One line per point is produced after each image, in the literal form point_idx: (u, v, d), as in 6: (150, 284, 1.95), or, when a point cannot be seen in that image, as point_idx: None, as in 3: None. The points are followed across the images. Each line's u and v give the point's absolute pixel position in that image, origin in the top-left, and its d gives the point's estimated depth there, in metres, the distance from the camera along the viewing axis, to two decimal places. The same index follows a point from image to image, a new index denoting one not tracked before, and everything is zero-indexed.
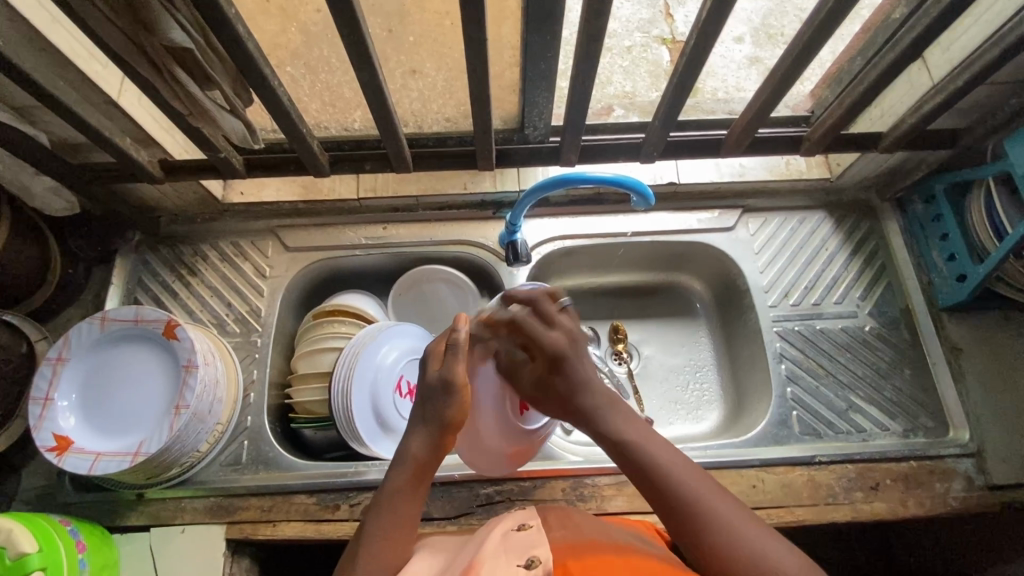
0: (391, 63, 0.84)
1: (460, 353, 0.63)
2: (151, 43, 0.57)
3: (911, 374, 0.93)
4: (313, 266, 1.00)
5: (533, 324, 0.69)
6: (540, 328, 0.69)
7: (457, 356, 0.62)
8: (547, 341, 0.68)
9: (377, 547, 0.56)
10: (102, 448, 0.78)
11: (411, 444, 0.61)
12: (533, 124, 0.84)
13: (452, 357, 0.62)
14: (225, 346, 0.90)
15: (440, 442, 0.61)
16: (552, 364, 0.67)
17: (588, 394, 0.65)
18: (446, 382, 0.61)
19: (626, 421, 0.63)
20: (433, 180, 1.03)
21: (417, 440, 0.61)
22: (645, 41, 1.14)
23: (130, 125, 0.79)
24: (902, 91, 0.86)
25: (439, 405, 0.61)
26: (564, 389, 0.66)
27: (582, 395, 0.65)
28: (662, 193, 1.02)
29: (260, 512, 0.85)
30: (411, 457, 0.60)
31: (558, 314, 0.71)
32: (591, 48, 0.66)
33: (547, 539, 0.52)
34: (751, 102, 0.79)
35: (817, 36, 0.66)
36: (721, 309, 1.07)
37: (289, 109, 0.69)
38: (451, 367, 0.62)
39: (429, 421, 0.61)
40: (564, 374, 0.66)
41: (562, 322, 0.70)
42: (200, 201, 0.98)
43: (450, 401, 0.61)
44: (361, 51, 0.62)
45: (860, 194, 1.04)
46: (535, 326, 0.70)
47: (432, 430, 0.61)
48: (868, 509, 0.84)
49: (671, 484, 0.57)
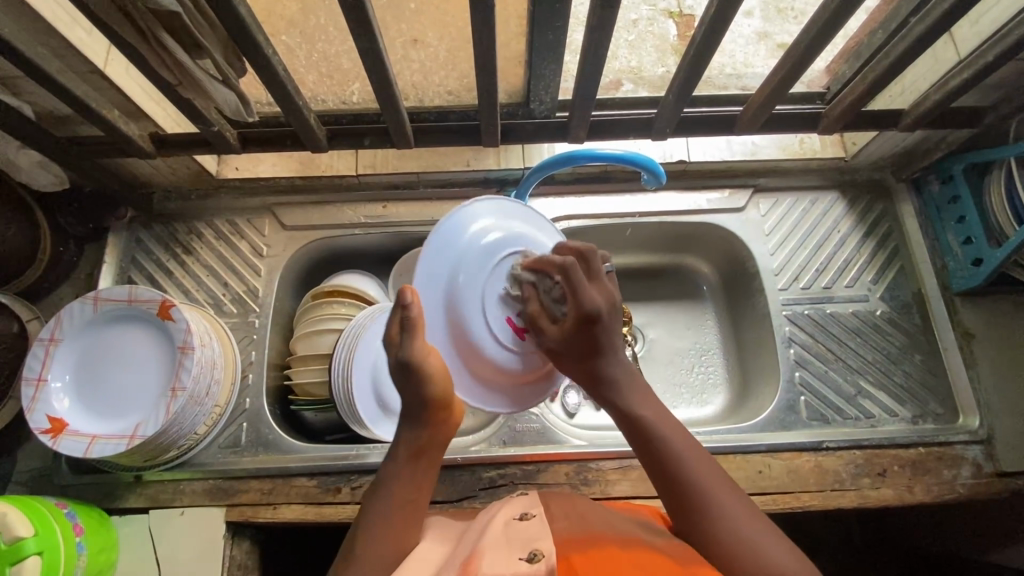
0: (391, 32, 0.79)
1: (415, 331, 0.58)
2: (136, 7, 0.53)
3: (922, 360, 0.92)
4: (311, 246, 0.98)
5: (580, 274, 0.61)
6: (587, 289, 0.61)
7: (412, 335, 0.58)
8: (587, 297, 0.60)
9: (381, 536, 0.54)
10: (97, 430, 0.76)
11: (403, 430, 0.59)
12: (539, 98, 0.81)
13: (404, 335, 0.58)
14: (222, 327, 0.88)
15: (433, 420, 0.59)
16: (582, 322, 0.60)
17: (615, 363, 0.62)
18: (406, 366, 0.57)
19: (644, 400, 0.60)
20: (435, 157, 0.99)
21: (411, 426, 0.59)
22: (652, 15, 1.09)
23: (118, 97, 0.75)
24: (925, 67, 0.83)
25: (413, 389, 0.58)
26: (589, 346, 0.61)
27: (606, 364, 0.61)
28: (672, 172, 0.99)
29: (260, 495, 0.84)
30: (407, 444, 0.59)
31: (602, 276, 0.65)
32: (605, 17, 0.62)
33: (550, 532, 0.50)
34: (769, 78, 0.76)
35: (845, 6, 0.62)
36: (729, 291, 1.05)
37: (284, 79, 0.65)
38: (404, 346, 0.57)
39: (411, 406, 0.59)
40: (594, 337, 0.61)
41: (603, 283, 0.64)
42: (193, 177, 0.95)
43: (417, 382, 0.57)
44: (360, 17, 0.58)
45: (875, 174, 1.01)
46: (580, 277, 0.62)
47: (419, 414, 0.59)
48: (875, 495, 0.83)
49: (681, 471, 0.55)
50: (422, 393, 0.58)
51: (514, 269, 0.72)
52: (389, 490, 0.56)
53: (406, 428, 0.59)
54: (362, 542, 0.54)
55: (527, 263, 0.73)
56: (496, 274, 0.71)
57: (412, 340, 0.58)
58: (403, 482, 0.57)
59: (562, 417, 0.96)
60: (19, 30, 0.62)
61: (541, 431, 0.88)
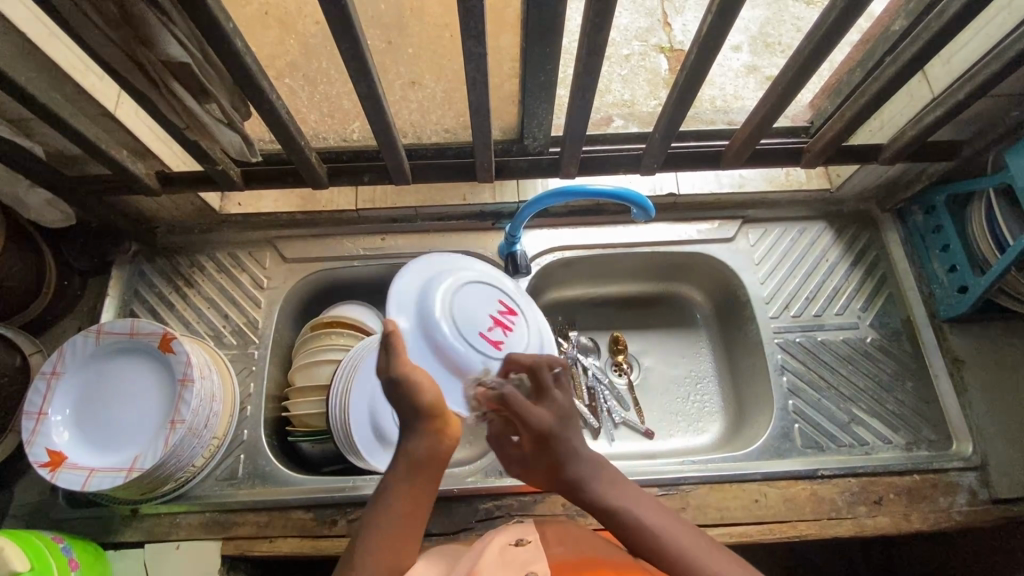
0: (391, 75, 0.84)
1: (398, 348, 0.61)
2: (148, 58, 0.56)
3: (914, 387, 0.93)
4: (311, 279, 1.00)
5: (520, 397, 0.63)
6: (528, 408, 0.62)
7: (397, 351, 0.61)
8: (536, 417, 0.61)
9: (375, 539, 0.55)
10: (95, 462, 0.77)
11: (405, 444, 0.60)
12: (532, 135, 0.84)
13: (387, 359, 0.61)
14: (223, 359, 0.89)
15: (427, 429, 0.59)
16: (535, 441, 0.62)
17: (568, 471, 0.60)
18: (394, 379, 0.60)
19: (609, 488, 0.59)
20: (432, 190, 1.02)
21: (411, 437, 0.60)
22: (644, 50, 1.15)
23: (127, 137, 0.78)
24: (902, 103, 0.86)
25: (405, 399, 0.60)
26: (554, 460, 0.61)
27: (563, 475, 0.60)
28: (662, 204, 1.02)
29: (257, 528, 0.84)
30: (414, 458, 0.59)
31: (552, 387, 0.66)
32: (592, 61, 0.65)
33: (544, 556, 0.52)
34: (751, 115, 0.79)
35: (818, 50, 0.65)
36: (721, 319, 1.07)
37: (288, 122, 0.68)
38: (392, 362, 0.60)
39: (409, 418, 0.60)
40: (551, 451, 0.61)
41: (554, 396, 0.65)
42: (198, 212, 0.98)
43: (413, 390, 0.59)
44: (360, 65, 0.61)
45: (859, 205, 1.03)
46: (523, 399, 0.64)
47: (415, 424, 0.60)
48: (872, 523, 0.83)
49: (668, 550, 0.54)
50: (417, 402, 0.59)
51: (474, 298, 0.80)
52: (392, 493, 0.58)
53: (406, 438, 0.60)
54: (360, 540, 0.55)
55: (482, 292, 0.81)
56: (466, 301, 0.79)
57: (393, 358, 0.61)
58: (409, 485, 0.58)
59: None
60: (36, 76, 0.65)
61: None
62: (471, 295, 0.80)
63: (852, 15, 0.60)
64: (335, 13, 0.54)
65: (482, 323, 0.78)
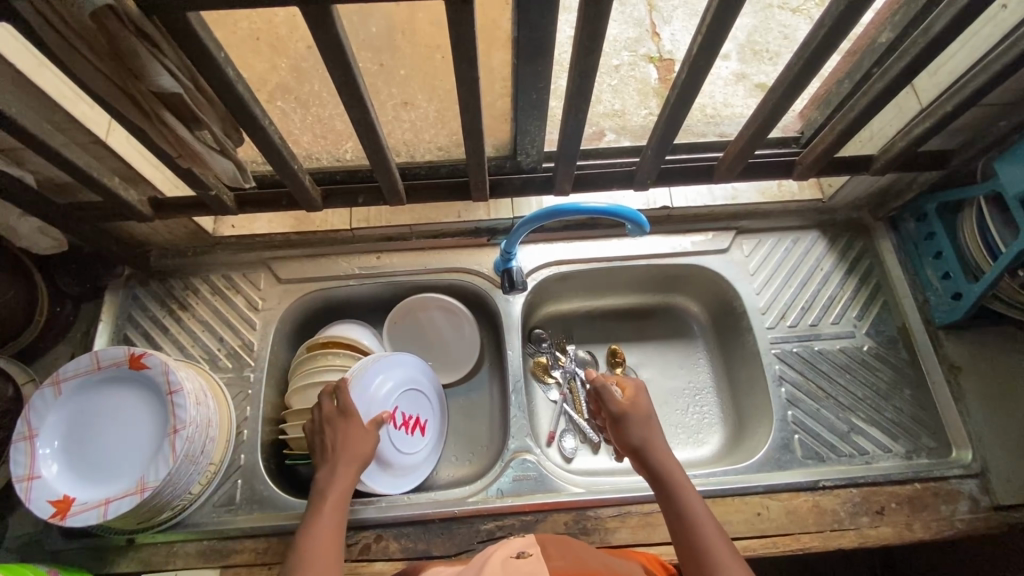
0: (383, 96, 0.84)
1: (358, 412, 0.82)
2: (138, 89, 0.56)
3: (912, 395, 0.93)
4: (306, 299, 0.99)
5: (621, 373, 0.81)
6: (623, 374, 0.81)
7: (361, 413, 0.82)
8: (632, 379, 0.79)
9: (310, 561, 0.63)
10: (59, 477, 0.77)
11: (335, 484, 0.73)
12: (525, 151, 0.84)
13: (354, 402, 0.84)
14: (220, 386, 0.88)
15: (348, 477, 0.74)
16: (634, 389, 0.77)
17: (633, 426, 0.73)
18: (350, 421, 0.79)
19: (674, 467, 0.70)
20: (425, 209, 1.01)
21: (341, 481, 0.73)
22: (633, 60, 1.16)
23: (119, 163, 0.78)
24: (891, 114, 0.87)
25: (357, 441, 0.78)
26: (643, 410, 0.74)
27: (627, 427, 0.73)
28: (656, 217, 1.02)
29: (255, 555, 0.82)
30: (334, 489, 0.72)
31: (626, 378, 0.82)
32: (584, 81, 0.65)
33: (547, 565, 0.51)
34: (744, 128, 0.79)
35: (809, 67, 0.65)
36: (719, 330, 1.07)
37: (280, 147, 0.68)
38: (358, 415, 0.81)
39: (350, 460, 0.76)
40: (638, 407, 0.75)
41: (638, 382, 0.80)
42: (190, 235, 0.97)
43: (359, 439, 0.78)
44: (352, 90, 0.61)
45: (852, 214, 1.04)
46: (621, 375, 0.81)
47: (349, 468, 0.75)
48: (875, 534, 0.83)
49: (698, 536, 0.63)
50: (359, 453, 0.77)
51: (118, 412, 0.81)
52: (317, 528, 0.67)
53: (336, 480, 0.73)
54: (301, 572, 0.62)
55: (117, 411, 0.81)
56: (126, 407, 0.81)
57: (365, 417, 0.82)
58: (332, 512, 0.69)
59: (560, 463, 0.97)
60: (25, 107, 0.64)
61: (537, 479, 0.87)
62: (117, 409, 0.81)
63: (842, 32, 0.60)
64: (327, 41, 0.54)
65: (138, 441, 0.79)
